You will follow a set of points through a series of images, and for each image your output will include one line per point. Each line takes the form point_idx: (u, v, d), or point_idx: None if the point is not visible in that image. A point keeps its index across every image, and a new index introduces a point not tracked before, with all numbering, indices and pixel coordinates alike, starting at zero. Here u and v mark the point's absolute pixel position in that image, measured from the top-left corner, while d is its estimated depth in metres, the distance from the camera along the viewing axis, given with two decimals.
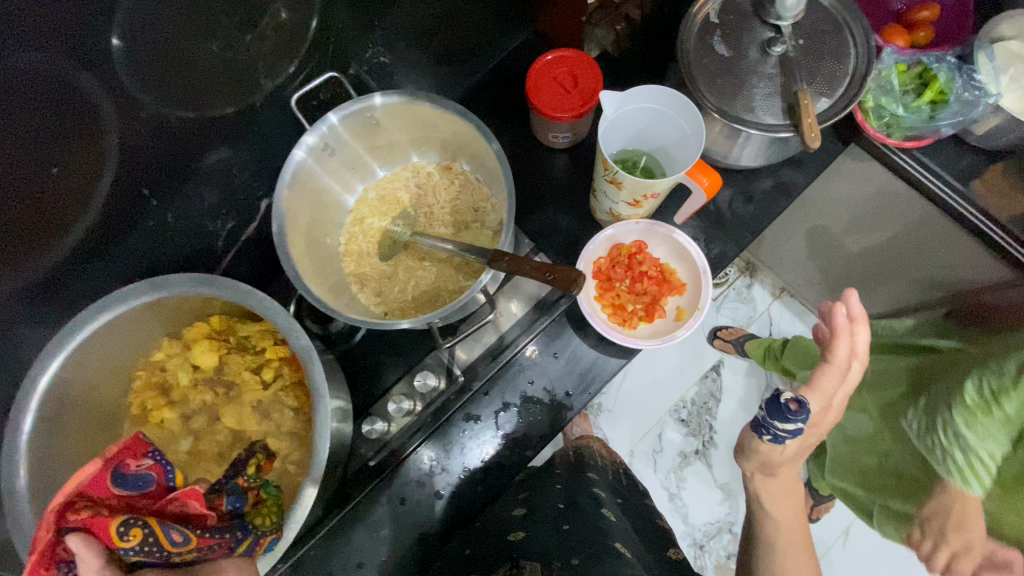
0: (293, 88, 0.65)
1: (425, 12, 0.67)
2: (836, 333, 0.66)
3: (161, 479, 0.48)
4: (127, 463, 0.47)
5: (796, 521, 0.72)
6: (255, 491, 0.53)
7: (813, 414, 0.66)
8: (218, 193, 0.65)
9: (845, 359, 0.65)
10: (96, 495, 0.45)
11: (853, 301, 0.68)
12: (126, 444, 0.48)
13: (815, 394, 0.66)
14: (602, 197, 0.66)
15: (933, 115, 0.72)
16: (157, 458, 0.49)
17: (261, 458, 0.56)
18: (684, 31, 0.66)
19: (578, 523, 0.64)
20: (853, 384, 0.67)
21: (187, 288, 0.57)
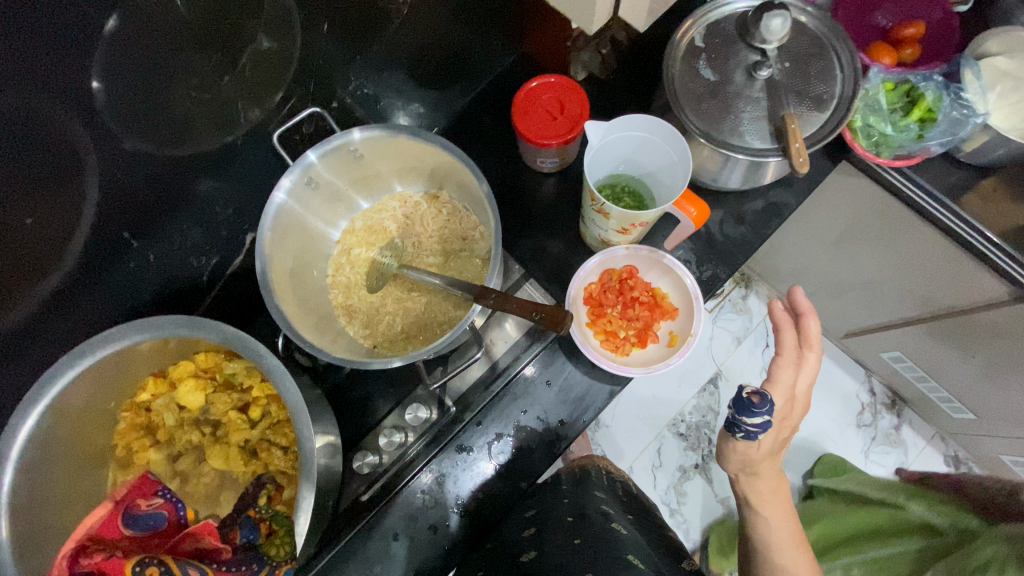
0: (276, 123, 0.64)
1: (407, 39, 0.66)
2: (779, 326, 0.70)
3: (171, 517, 0.55)
4: (138, 504, 0.55)
5: (786, 517, 0.70)
6: (267, 522, 0.56)
7: (779, 407, 0.68)
8: (200, 229, 0.64)
9: (793, 347, 0.69)
10: (110, 537, 0.52)
11: (798, 296, 0.71)
12: (137, 485, 0.56)
13: (777, 386, 0.68)
14: (592, 224, 0.66)
15: (921, 134, 0.71)
16: (165, 496, 0.56)
17: (270, 488, 0.59)
18: (670, 55, 0.65)
19: (587, 537, 0.62)
20: (812, 373, 0.71)
21: (171, 330, 0.56)
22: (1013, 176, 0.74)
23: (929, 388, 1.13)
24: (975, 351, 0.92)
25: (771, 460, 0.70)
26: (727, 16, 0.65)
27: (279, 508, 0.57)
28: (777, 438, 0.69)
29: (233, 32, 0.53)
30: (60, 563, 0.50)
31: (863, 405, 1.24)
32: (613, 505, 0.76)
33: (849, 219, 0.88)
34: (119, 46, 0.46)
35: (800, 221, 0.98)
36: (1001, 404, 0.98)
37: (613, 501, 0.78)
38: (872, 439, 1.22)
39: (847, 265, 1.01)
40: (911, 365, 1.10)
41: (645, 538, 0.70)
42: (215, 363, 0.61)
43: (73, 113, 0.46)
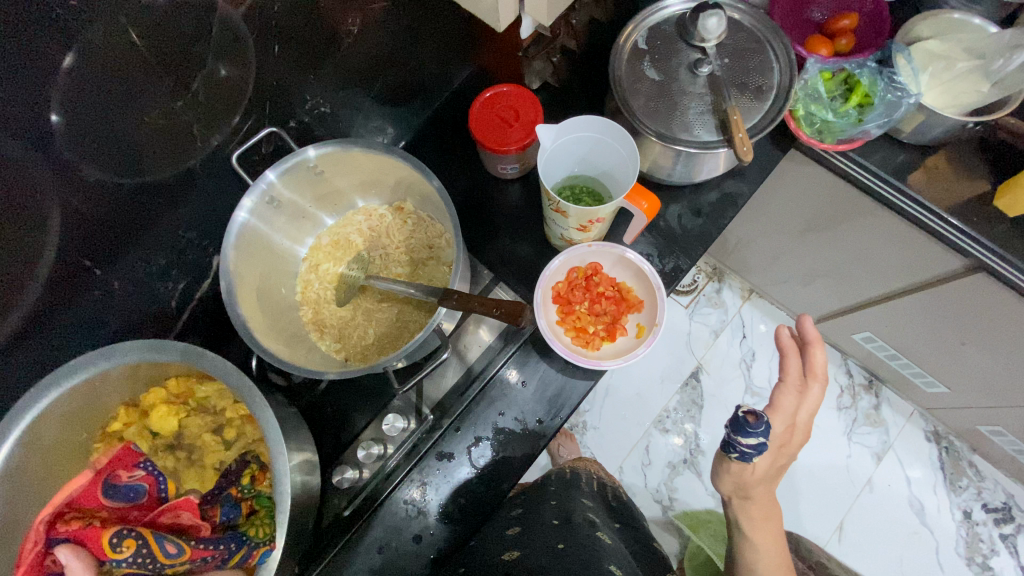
0: (235, 145, 0.65)
1: (361, 58, 0.68)
2: (785, 353, 0.71)
3: (152, 490, 0.58)
4: (119, 474, 0.57)
5: (775, 546, 0.71)
6: (249, 502, 0.58)
7: (779, 435, 0.69)
8: (164, 255, 0.64)
9: (796, 375, 0.70)
10: (88, 506, 0.55)
11: (807, 325, 0.71)
12: (119, 456, 0.58)
13: (778, 412, 0.70)
14: (553, 224, 0.68)
15: (860, 118, 0.74)
16: (147, 469, 0.59)
17: (255, 468, 0.59)
18: (615, 59, 0.68)
19: (571, 542, 0.66)
20: (814, 406, 0.71)
21: (137, 355, 0.57)
22: (954, 151, 0.78)
23: (902, 366, 1.16)
24: (937, 325, 0.95)
25: (766, 487, 0.70)
26: (666, 19, 0.68)
27: (261, 487, 0.58)
28: (773, 463, 0.69)
29: (187, 61, 0.53)
30: (37, 529, 0.52)
31: (841, 387, 1.28)
32: (600, 513, 0.77)
33: (807, 205, 0.91)
34: (74, 81, 0.46)
35: (760, 210, 1.01)
36: (970, 374, 1.02)
37: (601, 509, 0.79)
38: (854, 421, 1.25)
39: (810, 250, 1.04)
40: (882, 344, 1.13)
41: (629, 549, 0.71)
42: (187, 388, 0.62)
43: (29, 146, 0.46)
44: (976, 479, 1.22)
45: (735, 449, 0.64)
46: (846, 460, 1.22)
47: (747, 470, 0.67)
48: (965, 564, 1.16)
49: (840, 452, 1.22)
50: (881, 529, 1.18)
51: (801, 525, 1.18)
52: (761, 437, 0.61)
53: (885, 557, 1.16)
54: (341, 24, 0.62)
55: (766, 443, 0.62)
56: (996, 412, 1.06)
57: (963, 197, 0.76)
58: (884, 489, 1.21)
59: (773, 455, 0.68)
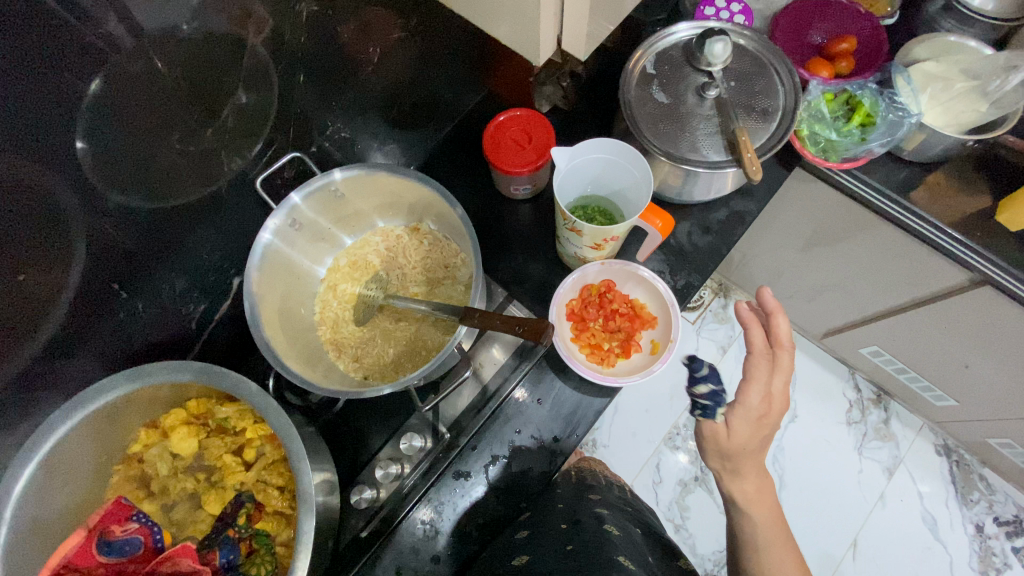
0: (258, 170, 0.67)
1: (380, 85, 0.70)
2: (746, 325, 0.69)
3: (147, 542, 0.56)
4: (112, 530, 0.55)
5: (773, 515, 0.68)
6: (247, 541, 0.58)
7: (756, 407, 0.65)
8: (188, 277, 0.65)
9: (762, 346, 0.67)
10: (85, 564, 0.52)
11: (765, 295, 0.69)
12: (109, 510, 0.56)
13: (749, 384, 0.66)
14: (567, 243, 0.69)
15: (864, 137, 0.76)
16: (140, 521, 0.57)
17: (251, 507, 0.59)
18: (624, 82, 0.70)
19: (579, 542, 0.62)
20: (787, 373, 0.67)
21: (164, 375, 0.58)
22: (954, 168, 0.80)
23: (911, 380, 1.16)
24: (944, 337, 0.96)
25: (753, 458, 0.66)
26: (674, 44, 0.71)
27: (259, 526, 0.59)
28: (756, 437, 0.65)
29: (214, 90, 0.55)
30: None
31: (850, 401, 1.28)
32: (612, 506, 0.75)
33: (813, 220, 0.93)
34: (105, 110, 0.48)
35: (767, 227, 1.03)
36: (977, 386, 1.02)
37: (611, 500, 0.77)
38: (863, 436, 1.25)
39: (816, 265, 1.06)
40: (889, 357, 1.14)
41: (639, 534, 0.70)
42: (207, 409, 0.63)
43: (59, 175, 0.47)
44: (987, 492, 1.21)
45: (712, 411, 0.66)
46: (857, 475, 1.21)
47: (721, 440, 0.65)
48: None
49: (852, 468, 1.22)
50: (895, 542, 1.17)
51: (813, 539, 1.17)
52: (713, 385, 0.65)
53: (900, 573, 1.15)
54: (362, 54, 0.64)
55: (721, 391, 0.65)
56: (1006, 425, 1.06)
57: (963, 210, 0.78)
58: (896, 503, 1.20)
59: (751, 426, 0.64)
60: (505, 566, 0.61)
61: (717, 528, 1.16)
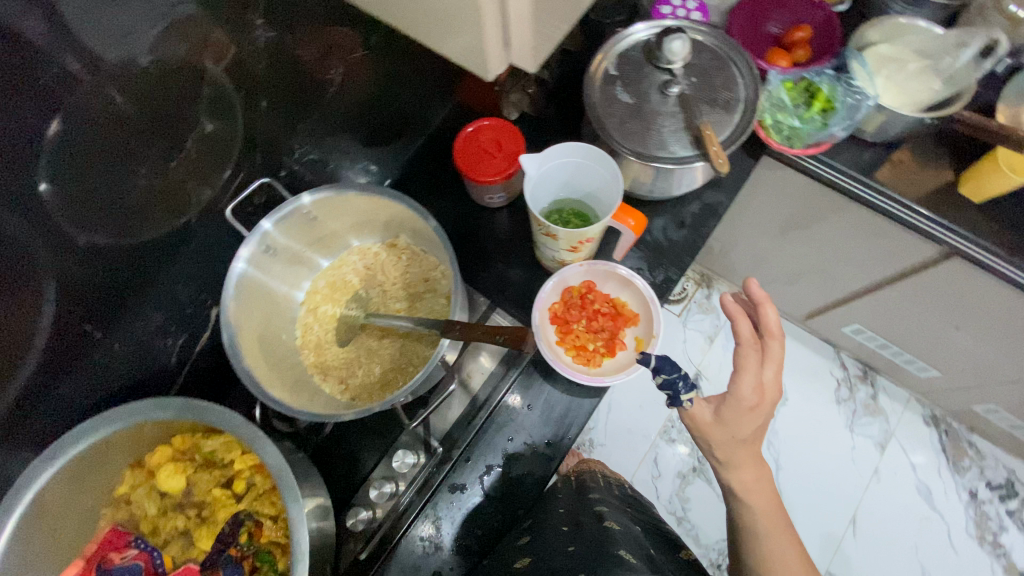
0: (228, 199, 0.66)
1: (345, 105, 0.70)
2: (734, 316, 0.66)
3: (147, 566, 0.59)
4: (111, 558, 0.57)
5: (770, 501, 0.69)
6: (250, 559, 0.59)
7: (748, 398, 0.64)
8: (165, 311, 0.64)
9: (751, 336, 0.65)
10: None
11: (754, 286, 0.67)
12: (108, 539, 0.58)
13: (743, 376, 0.64)
14: (544, 248, 0.70)
15: (825, 122, 0.78)
16: (139, 546, 0.59)
17: (251, 525, 0.60)
18: (588, 87, 0.71)
19: (582, 542, 0.62)
20: (777, 363, 0.66)
21: (146, 414, 0.57)
22: (917, 146, 0.81)
23: (893, 354, 1.18)
24: (921, 310, 0.98)
25: (747, 448, 0.68)
26: (633, 45, 0.72)
27: (261, 543, 0.59)
28: (746, 426, 0.66)
29: (175, 122, 0.55)
30: None
31: (838, 380, 1.30)
32: (612, 504, 0.75)
33: (786, 206, 0.95)
34: (66, 151, 0.47)
35: (742, 215, 1.05)
36: (957, 356, 1.05)
37: (611, 499, 0.78)
38: (853, 413, 1.27)
39: (793, 249, 1.08)
40: (871, 334, 1.16)
41: (641, 530, 0.70)
42: (194, 443, 0.61)
43: (24, 219, 0.46)
44: (977, 458, 1.24)
45: (701, 402, 0.67)
46: (851, 452, 1.23)
47: (708, 427, 0.66)
48: (976, 544, 1.17)
49: (844, 445, 1.24)
50: (894, 516, 1.19)
51: (813, 520, 1.19)
52: (668, 374, 0.64)
53: (899, 544, 1.17)
54: (324, 76, 0.64)
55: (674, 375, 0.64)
56: (988, 390, 1.08)
57: (928, 187, 0.80)
58: (891, 476, 1.22)
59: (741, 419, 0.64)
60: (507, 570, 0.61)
61: (719, 517, 1.17)
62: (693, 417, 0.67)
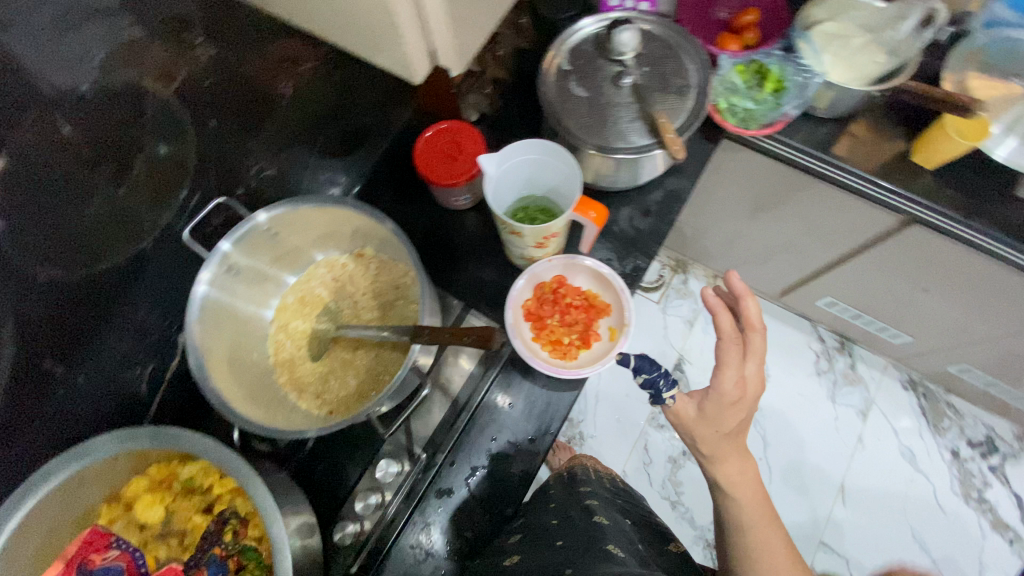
0: (184, 221, 0.64)
1: (299, 118, 0.70)
2: (714, 311, 0.67)
3: (130, 566, 0.56)
4: (92, 560, 0.55)
5: (753, 477, 0.70)
6: (237, 557, 0.58)
7: (730, 393, 0.65)
8: (130, 340, 0.62)
9: (732, 330, 0.66)
10: None
11: (734, 279, 0.67)
12: (88, 541, 0.56)
13: (724, 371, 0.64)
14: (511, 246, 0.70)
15: (778, 102, 0.80)
16: (121, 547, 0.57)
17: (237, 523, 0.59)
18: (543, 84, 0.71)
19: (570, 537, 0.62)
20: (760, 355, 0.67)
21: (113, 446, 0.55)
22: (872, 118, 0.83)
23: (867, 323, 1.21)
24: (887, 278, 1.01)
25: (730, 441, 0.69)
26: (584, 39, 0.72)
27: (247, 542, 0.59)
28: (729, 420, 0.67)
29: (124, 147, 0.53)
30: None
31: (817, 352, 1.32)
32: (603, 497, 0.76)
33: (750, 186, 0.96)
34: (11, 184, 0.45)
35: (709, 198, 1.06)
36: (925, 319, 1.08)
37: (601, 492, 0.78)
38: (834, 384, 1.29)
39: (761, 229, 1.09)
40: (844, 305, 1.19)
41: (630, 524, 0.70)
42: (171, 471, 0.60)
43: None
44: (956, 418, 1.27)
45: (684, 398, 0.68)
46: (834, 422, 1.26)
47: (692, 421, 0.67)
48: (962, 501, 1.20)
49: (828, 415, 1.26)
50: (881, 481, 1.22)
51: (804, 492, 1.21)
52: (649, 373, 0.67)
53: (888, 508, 1.20)
54: (276, 90, 0.64)
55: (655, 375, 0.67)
56: (959, 351, 1.12)
57: (883, 158, 0.81)
58: (875, 442, 1.24)
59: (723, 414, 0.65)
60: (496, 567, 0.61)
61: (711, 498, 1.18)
62: (677, 414, 0.68)
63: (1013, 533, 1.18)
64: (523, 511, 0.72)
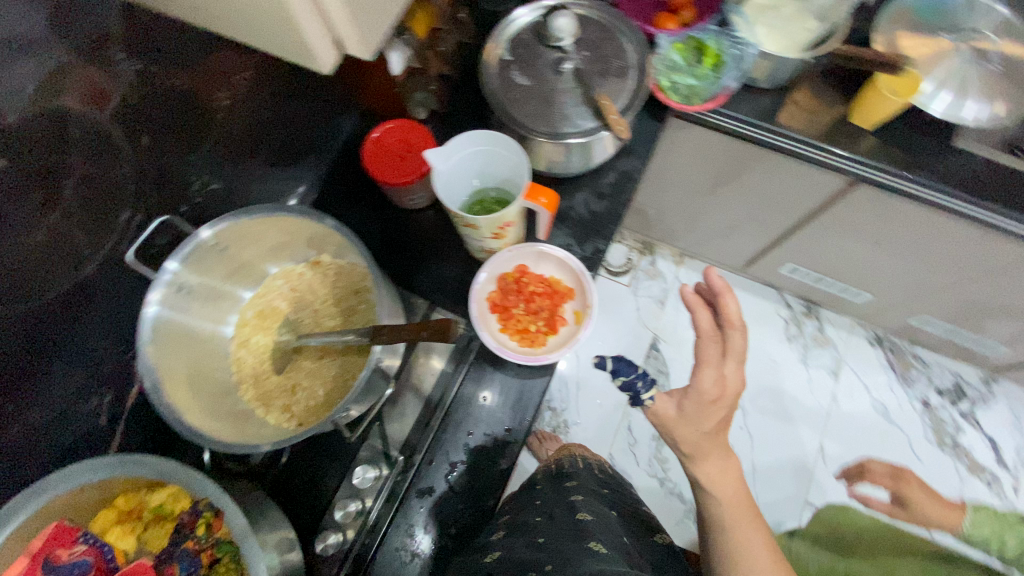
0: (128, 243, 0.61)
1: (237, 128, 0.69)
2: (693, 308, 0.70)
3: (97, 561, 0.55)
4: (59, 556, 0.52)
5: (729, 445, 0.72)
6: (211, 550, 0.56)
7: (709, 391, 0.67)
8: (82, 371, 0.60)
9: (709, 327, 0.69)
10: None
11: (713, 276, 0.69)
12: (55, 535, 0.52)
13: (703, 368, 0.67)
14: (469, 239, 0.70)
15: (719, 76, 0.82)
16: (88, 541, 0.55)
17: (210, 517, 0.56)
18: (486, 76, 0.71)
19: (551, 533, 0.63)
20: (741, 353, 0.69)
21: (72, 479, 0.53)
22: (811, 84, 0.85)
23: (829, 286, 1.25)
24: (842, 240, 1.04)
25: (710, 440, 0.68)
26: (521, 29, 0.72)
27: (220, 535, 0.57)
28: (711, 419, 0.67)
29: (54, 171, 0.50)
30: None
31: (785, 319, 1.35)
32: (587, 490, 0.75)
33: (702, 162, 0.98)
34: None
35: (666, 177, 1.08)
36: (882, 276, 1.12)
37: (587, 483, 0.78)
38: (805, 348, 1.33)
39: (719, 203, 1.12)
40: (806, 270, 1.22)
41: (616, 516, 0.71)
42: (139, 501, 0.58)
43: None
44: (923, 368, 1.32)
45: (665, 398, 0.68)
46: (808, 385, 1.29)
47: (672, 421, 0.68)
48: (936, 448, 1.24)
49: (801, 377, 1.30)
50: (858, 437, 1.25)
51: (786, 456, 1.24)
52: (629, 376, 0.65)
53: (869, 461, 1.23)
54: (210, 100, 0.64)
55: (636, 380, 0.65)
56: (918, 303, 1.16)
57: (826, 122, 0.84)
58: (848, 400, 1.28)
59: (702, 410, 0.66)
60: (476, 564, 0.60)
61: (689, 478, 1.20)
62: (657, 413, 0.68)
63: (987, 474, 1.22)
64: (507, 512, 0.73)
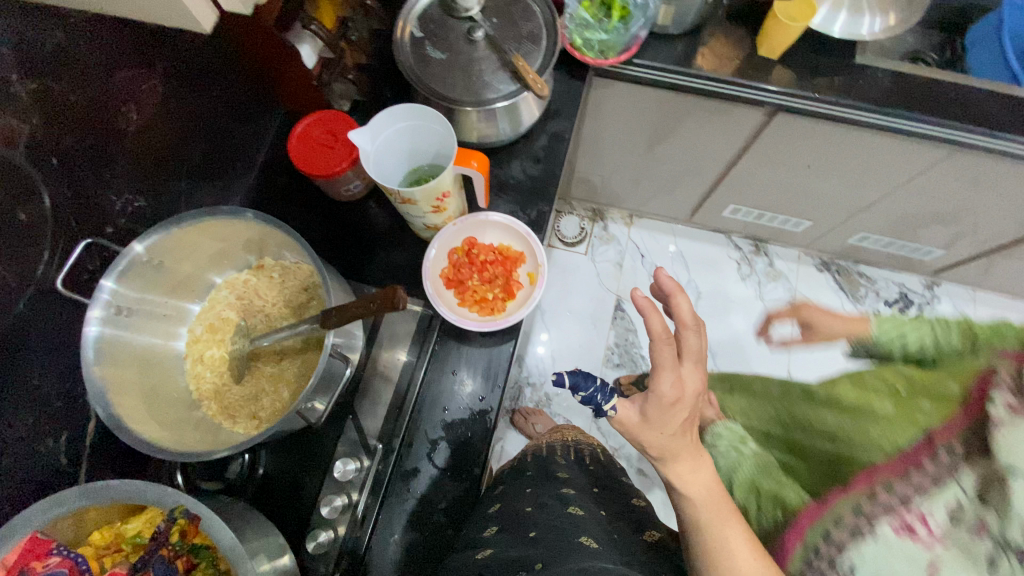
0: (55, 270, 0.57)
1: (156, 142, 0.66)
2: (643, 310, 0.57)
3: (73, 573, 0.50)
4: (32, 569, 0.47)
5: None
6: (185, 558, 0.53)
7: (668, 394, 0.57)
8: (31, 412, 0.56)
9: (665, 329, 0.56)
10: None
11: (662, 276, 0.59)
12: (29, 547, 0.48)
13: (660, 373, 0.56)
14: (411, 217, 0.70)
15: (627, 26, 0.83)
16: (63, 552, 0.50)
17: (185, 522, 0.53)
18: (400, 54, 0.72)
19: (542, 526, 0.60)
20: (698, 353, 0.60)
21: (38, 520, 0.50)
22: (717, 25, 0.89)
23: (770, 220, 1.30)
24: (774, 172, 1.09)
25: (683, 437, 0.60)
26: (428, 5, 0.73)
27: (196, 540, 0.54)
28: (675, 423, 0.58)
29: None
30: None
31: (737, 261, 1.41)
32: (578, 488, 0.72)
33: (631, 120, 1.01)
34: None
35: (599, 140, 1.11)
36: (816, 201, 1.18)
37: (578, 481, 0.75)
38: (759, 283, 1.38)
39: (654, 159, 1.15)
40: (748, 209, 1.27)
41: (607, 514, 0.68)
42: (116, 533, 0.54)
43: None
44: (870, 284, 1.39)
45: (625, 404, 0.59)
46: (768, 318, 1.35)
47: (636, 428, 0.59)
48: None
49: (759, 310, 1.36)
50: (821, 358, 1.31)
51: None
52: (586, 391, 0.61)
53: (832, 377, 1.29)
54: (119, 117, 0.61)
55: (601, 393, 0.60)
56: (854, 221, 1.22)
57: (738, 57, 0.87)
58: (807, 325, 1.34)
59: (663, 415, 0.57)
60: (469, 560, 0.58)
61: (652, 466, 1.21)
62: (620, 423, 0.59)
63: None
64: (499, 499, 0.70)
